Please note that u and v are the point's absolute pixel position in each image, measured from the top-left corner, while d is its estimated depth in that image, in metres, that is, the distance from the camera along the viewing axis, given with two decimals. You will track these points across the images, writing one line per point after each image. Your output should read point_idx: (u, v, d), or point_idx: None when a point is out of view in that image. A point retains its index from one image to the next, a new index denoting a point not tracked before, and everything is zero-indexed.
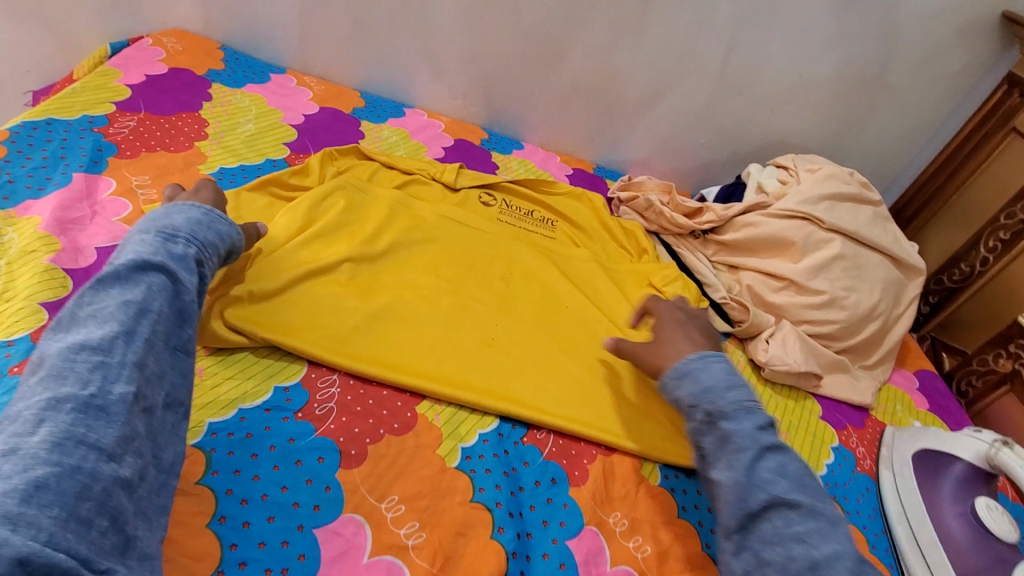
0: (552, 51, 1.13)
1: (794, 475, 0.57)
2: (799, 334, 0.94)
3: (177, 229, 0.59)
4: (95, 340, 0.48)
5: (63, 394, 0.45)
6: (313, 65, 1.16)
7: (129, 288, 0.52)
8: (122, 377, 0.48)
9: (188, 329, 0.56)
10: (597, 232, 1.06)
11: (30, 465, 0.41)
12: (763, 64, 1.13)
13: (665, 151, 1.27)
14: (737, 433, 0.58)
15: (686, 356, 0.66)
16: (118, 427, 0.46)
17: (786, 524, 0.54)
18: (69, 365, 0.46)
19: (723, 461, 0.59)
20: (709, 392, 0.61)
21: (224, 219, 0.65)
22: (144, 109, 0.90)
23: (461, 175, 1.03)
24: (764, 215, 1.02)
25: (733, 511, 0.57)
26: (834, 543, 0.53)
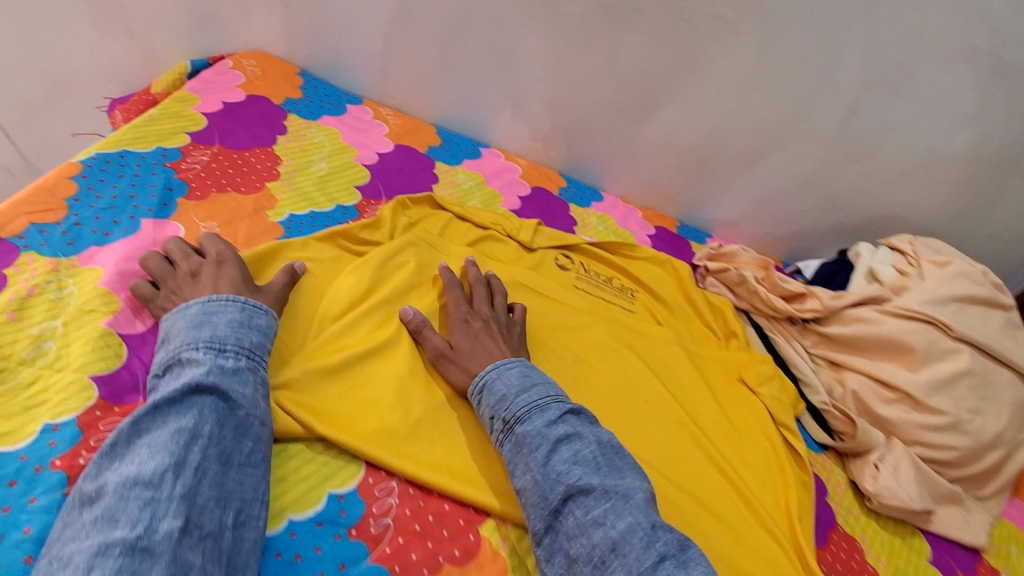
0: (647, 101, 1.03)
1: (589, 460, 0.60)
2: (913, 460, 0.82)
3: (224, 339, 0.57)
4: (146, 474, 0.47)
5: (113, 538, 0.43)
6: (390, 95, 1.11)
7: (180, 412, 0.51)
8: (171, 512, 0.46)
9: (248, 441, 0.54)
10: (681, 307, 0.96)
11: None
12: (887, 133, 1.00)
13: (759, 214, 1.15)
14: (527, 434, 0.61)
15: (481, 367, 0.68)
16: (165, 567, 0.44)
17: (584, 512, 0.56)
18: (121, 505, 0.45)
19: (521, 466, 0.60)
20: (503, 400, 0.64)
21: (263, 311, 0.62)
22: (218, 142, 0.86)
23: (537, 233, 0.95)
24: (879, 311, 0.90)
25: (538, 514, 0.57)
26: (627, 517, 0.55)
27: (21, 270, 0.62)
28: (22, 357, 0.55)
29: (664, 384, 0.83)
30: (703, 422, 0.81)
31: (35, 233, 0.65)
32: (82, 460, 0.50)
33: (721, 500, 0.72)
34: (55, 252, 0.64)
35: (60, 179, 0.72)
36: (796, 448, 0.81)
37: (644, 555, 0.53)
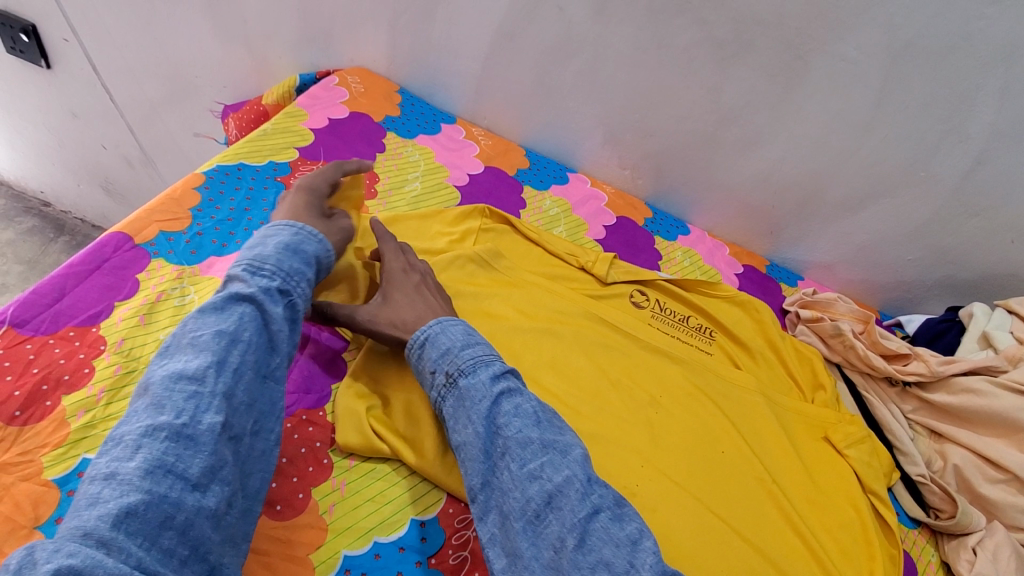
0: (747, 136, 0.99)
1: (529, 414, 0.59)
2: (1016, 548, 0.74)
3: (265, 259, 0.59)
4: (190, 369, 0.49)
5: (159, 423, 0.45)
6: (482, 115, 1.13)
7: (223, 317, 0.53)
8: (213, 406, 0.48)
9: (276, 357, 0.56)
10: (763, 353, 0.91)
11: (124, 493, 0.42)
12: (1018, 186, 0.91)
13: (859, 260, 1.08)
14: (470, 387, 0.60)
15: (423, 323, 0.66)
16: (205, 456, 0.46)
17: (520, 465, 0.55)
18: (166, 394, 0.47)
19: (462, 420, 0.59)
20: (447, 354, 0.62)
21: (313, 240, 0.65)
22: (324, 157, 0.91)
23: (612, 267, 0.92)
24: (992, 383, 0.83)
25: (476, 467, 0.57)
26: (564, 471, 0.55)
27: (151, 275, 0.67)
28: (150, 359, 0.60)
29: (735, 427, 0.79)
30: (779, 475, 0.76)
31: (163, 240, 0.71)
32: None
33: (774, 536, 0.70)
34: (180, 261, 0.70)
35: (186, 189, 0.77)
36: (886, 519, 0.74)
37: (580, 506, 0.53)
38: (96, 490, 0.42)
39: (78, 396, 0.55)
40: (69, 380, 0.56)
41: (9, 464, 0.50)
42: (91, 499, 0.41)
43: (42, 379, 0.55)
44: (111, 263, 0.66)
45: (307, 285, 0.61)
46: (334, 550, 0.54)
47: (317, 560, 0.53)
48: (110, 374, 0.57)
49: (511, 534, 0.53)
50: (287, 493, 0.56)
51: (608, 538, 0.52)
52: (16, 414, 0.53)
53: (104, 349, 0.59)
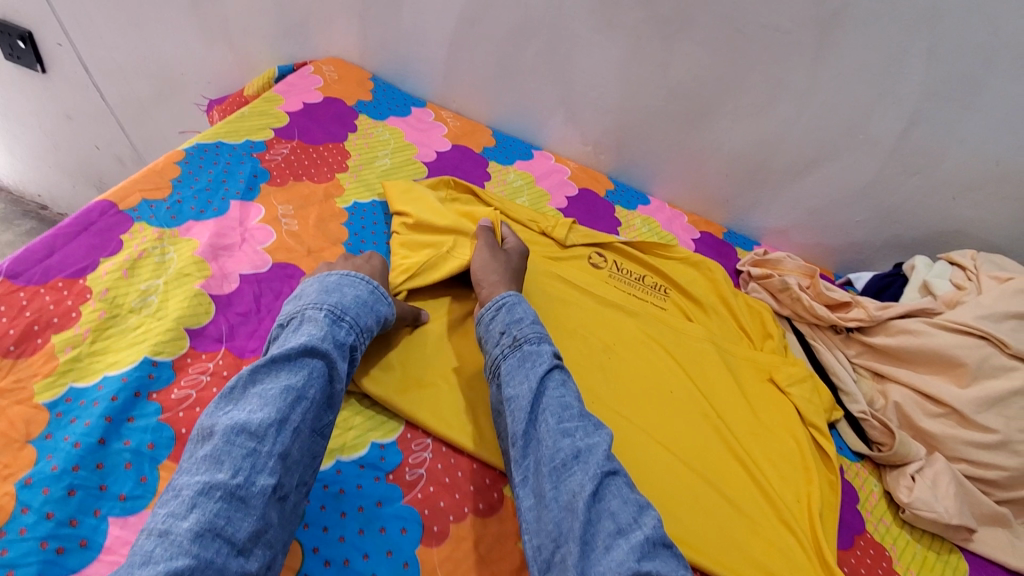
0: (697, 108, 1.05)
1: (574, 389, 0.66)
2: (955, 475, 0.78)
3: (343, 310, 0.64)
4: (253, 425, 0.52)
5: (215, 481, 0.49)
6: (452, 99, 1.20)
7: (294, 371, 0.57)
8: (267, 468, 0.51)
9: (331, 413, 0.59)
10: (715, 309, 0.96)
11: (173, 556, 0.44)
12: (951, 143, 0.97)
13: (811, 223, 1.14)
14: (534, 352, 0.67)
15: (501, 293, 0.75)
16: (253, 520, 0.49)
17: (557, 421, 0.61)
18: (228, 450, 0.51)
19: (519, 377, 0.65)
20: (517, 322, 0.70)
21: (385, 300, 0.69)
22: (298, 137, 0.97)
23: (572, 231, 0.98)
24: (928, 324, 0.87)
25: (520, 417, 0.62)
26: (595, 437, 0.61)
27: (133, 237, 0.73)
28: (132, 306, 0.66)
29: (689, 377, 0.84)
30: (727, 416, 0.81)
31: (146, 207, 0.77)
32: (174, 395, 0.60)
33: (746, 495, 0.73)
34: (161, 225, 0.76)
35: (167, 164, 0.84)
36: (825, 450, 0.80)
37: (603, 464, 0.58)
38: (150, 547, 0.45)
39: (66, 334, 0.61)
40: (58, 322, 0.62)
41: (4, 390, 0.56)
42: (144, 556, 0.44)
43: (33, 321, 0.61)
44: (97, 226, 0.73)
45: (370, 340, 0.66)
46: None
47: None
48: (95, 318, 0.63)
49: (541, 476, 0.59)
50: None
51: (619, 495, 0.57)
52: (10, 348, 0.59)
53: (90, 297, 0.65)
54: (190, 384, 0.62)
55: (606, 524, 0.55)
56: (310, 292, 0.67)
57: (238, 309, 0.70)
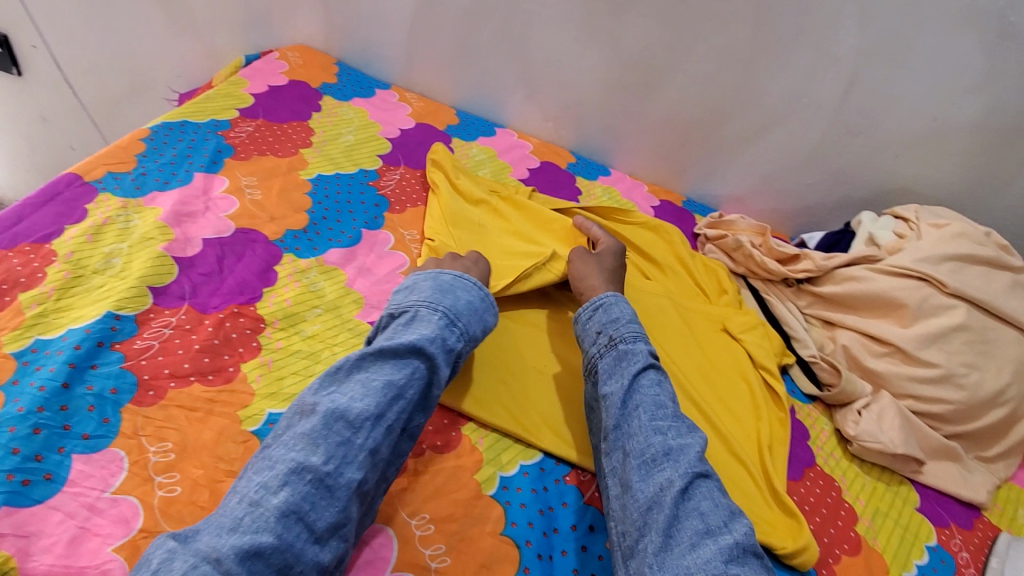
0: (649, 79, 1.09)
1: (668, 390, 0.67)
2: (901, 410, 0.82)
3: (457, 314, 0.65)
4: (352, 417, 0.54)
5: (308, 464, 0.51)
6: (416, 82, 1.23)
7: (398, 367, 0.59)
8: (356, 462, 0.53)
9: (423, 415, 0.61)
10: (673, 268, 1.00)
11: (259, 529, 0.47)
12: (889, 102, 1.01)
13: (765, 188, 1.18)
14: (630, 352, 0.68)
15: (600, 294, 0.77)
16: (335, 511, 0.51)
17: (650, 418, 0.63)
18: (325, 433, 0.53)
19: (615, 375, 0.67)
20: (615, 322, 0.72)
21: (493, 307, 0.70)
22: (262, 116, 1.00)
23: (532, 199, 1.01)
24: (871, 270, 0.91)
25: (613, 411, 0.64)
26: (686, 437, 0.62)
27: (98, 206, 0.75)
28: (96, 268, 0.68)
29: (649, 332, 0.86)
30: (687, 368, 0.83)
31: (111, 179, 0.79)
32: (137, 345, 0.62)
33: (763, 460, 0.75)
34: (125, 195, 0.78)
35: (132, 140, 0.86)
36: (775, 390, 0.84)
37: (695, 464, 0.59)
38: (240, 513, 0.48)
39: (32, 292, 0.64)
40: (25, 282, 0.64)
41: None
42: (233, 521, 0.47)
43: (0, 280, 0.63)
44: (64, 197, 0.75)
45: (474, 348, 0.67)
46: (260, 409, 0.61)
47: (244, 415, 0.60)
48: (60, 278, 0.66)
49: (628, 468, 0.60)
50: (218, 365, 0.63)
51: (710, 498, 0.57)
52: None
53: (55, 259, 0.68)
54: (153, 336, 0.64)
55: (694, 522, 0.55)
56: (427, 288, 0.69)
57: (200, 270, 0.72)
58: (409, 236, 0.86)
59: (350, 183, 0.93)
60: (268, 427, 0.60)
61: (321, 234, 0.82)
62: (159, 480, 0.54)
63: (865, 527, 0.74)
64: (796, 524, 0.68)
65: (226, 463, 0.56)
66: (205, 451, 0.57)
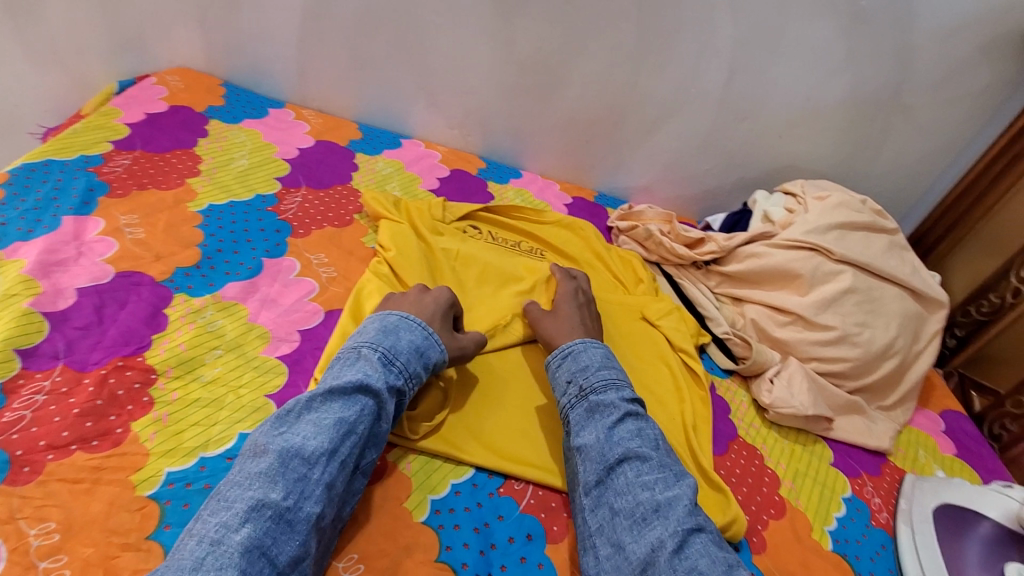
0: (546, 80, 1.11)
1: (650, 438, 0.64)
2: (806, 373, 0.87)
3: (398, 353, 0.63)
4: (306, 454, 0.53)
5: (267, 500, 0.50)
6: (312, 98, 1.19)
7: (347, 405, 0.57)
8: (315, 495, 0.52)
9: (374, 451, 0.60)
10: (591, 264, 1.01)
11: (222, 566, 0.46)
12: (768, 86, 1.08)
13: (668, 177, 1.23)
14: (602, 403, 0.66)
15: (569, 341, 0.75)
16: (296, 545, 0.50)
17: (635, 474, 0.60)
18: (282, 471, 0.52)
19: (589, 428, 0.65)
20: (585, 369, 0.69)
21: (439, 343, 0.68)
22: (141, 147, 0.93)
23: (446, 210, 0.98)
24: (768, 246, 0.97)
25: (594, 468, 0.62)
26: (675, 489, 0.59)
27: None
28: None
29: None
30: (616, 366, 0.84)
31: None
32: (5, 418, 0.55)
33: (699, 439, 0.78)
34: None
35: None
36: (694, 370, 0.87)
37: (685, 519, 0.57)
38: (201, 553, 0.46)
39: None
40: None
41: None
42: (194, 561, 0.46)
43: None
44: None
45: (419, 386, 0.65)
46: (158, 469, 0.56)
47: (137, 480, 0.54)
48: None
49: (616, 528, 0.58)
50: (105, 428, 0.57)
51: (706, 554, 0.55)
52: None
53: None
54: (24, 405, 0.57)
55: None
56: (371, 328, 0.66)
57: (76, 323, 0.65)
58: (316, 259, 0.82)
59: (246, 210, 0.87)
60: (168, 488, 0.55)
61: (216, 268, 0.77)
62: (44, 565, 0.48)
63: (787, 489, 0.78)
64: (724, 498, 0.71)
65: (120, 535, 0.51)
66: (95, 526, 0.51)
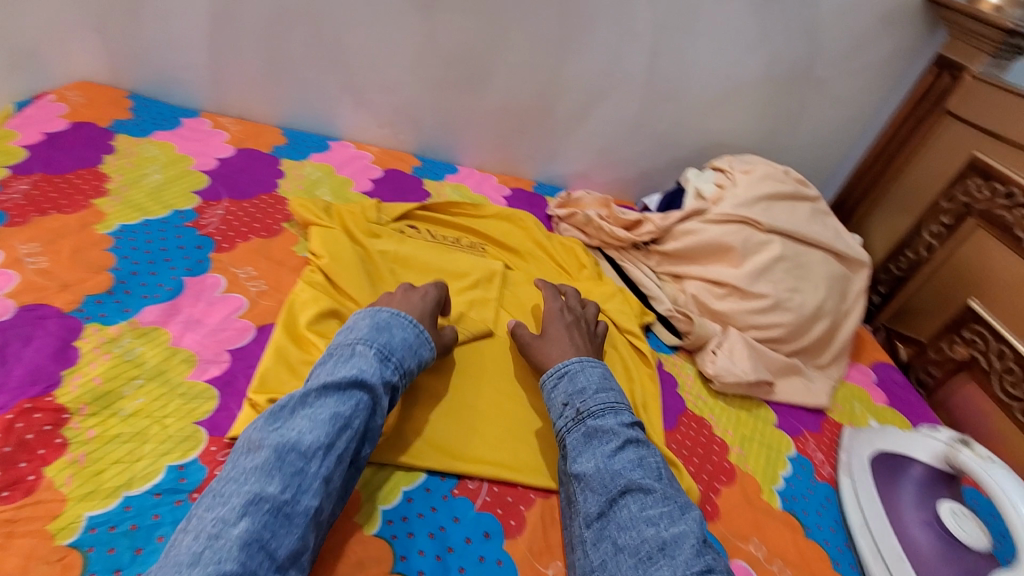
0: (473, 72, 1.09)
1: (651, 467, 0.63)
2: (746, 341, 0.91)
3: (391, 349, 0.64)
4: (303, 448, 0.53)
5: (265, 494, 0.50)
6: (229, 105, 1.12)
7: (342, 399, 0.57)
8: (312, 489, 0.52)
9: (370, 445, 0.60)
10: (534, 254, 1.01)
11: (221, 560, 0.46)
12: (690, 66, 1.11)
13: (603, 162, 1.24)
14: (601, 428, 0.65)
15: (564, 361, 0.74)
16: (295, 538, 0.50)
17: (640, 508, 0.59)
18: (279, 465, 0.52)
19: (588, 455, 0.64)
20: (582, 393, 0.69)
21: (430, 339, 0.69)
22: (39, 169, 0.85)
23: (381, 211, 0.95)
24: (702, 222, 1.00)
25: (595, 499, 0.60)
26: (680, 525, 0.58)
27: None
28: None
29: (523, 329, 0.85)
30: None
31: None
32: None
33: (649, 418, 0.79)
34: None
35: None
36: (640, 350, 0.88)
37: (694, 559, 0.55)
38: (199, 548, 0.46)
39: None
40: None
41: None
42: (193, 556, 0.46)
43: None
44: None
45: (413, 380, 0.65)
46: (77, 515, 0.52)
47: (54, 529, 0.50)
48: None
49: (620, 565, 0.56)
50: (14, 477, 0.53)
51: None
52: None
53: None
54: None
55: None
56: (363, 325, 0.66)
57: None
58: (243, 274, 0.78)
59: (163, 228, 0.82)
60: (90, 534, 0.51)
61: (131, 293, 0.72)
62: None
63: (736, 455, 0.80)
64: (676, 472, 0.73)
65: None
66: None
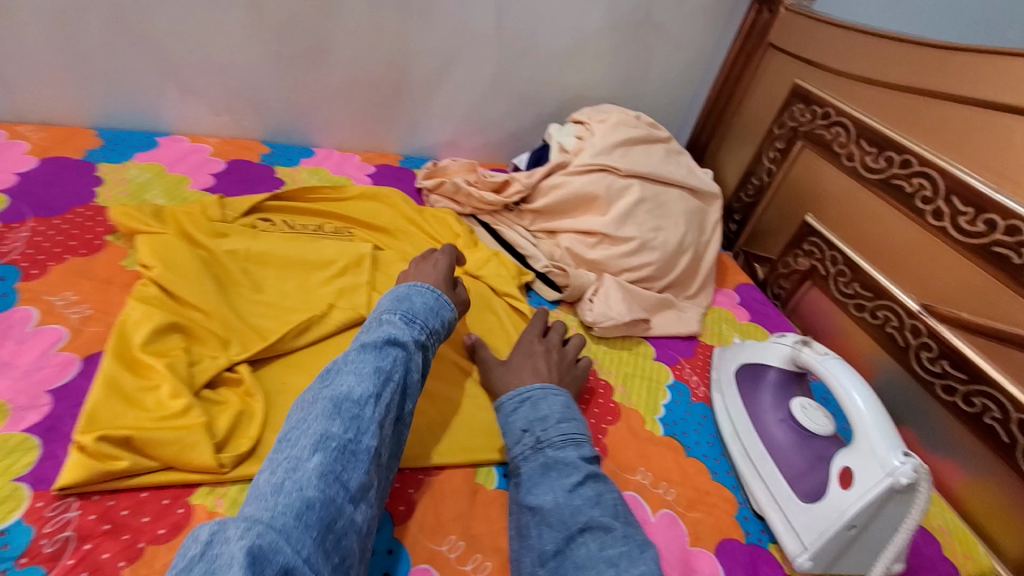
0: (311, 46, 1.01)
1: (611, 502, 0.61)
2: (619, 285, 0.95)
3: (416, 313, 0.66)
4: (354, 395, 0.54)
5: (331, 433, 0.51)
6: (23, 108, 0.96)
7: (381, 355, 0.59)
8: (371, 430, 0.53)
9: (410, 402, 0.61)
10: (404, 229, 0.98)
11: (304, 488, 0.46)
12: (537, 21, 1.10)
13: (469, 127, 1.22)
14: (561, 460, 0.63)
15: (529, 386, 0.72)
16: (361, 474, 0.50)
17: (599, 547, 0.56)
18: (338, 409, 0.52)
19: (545, 487, 0.61)
20: (542, 420, 0.67)
21: (449, 305, 0.72)
22: None
23: (227, 208, 0.87)
24: (566, 175, 1.02)
25: (553, 536, 0.58)
26: (641, 566, 0.54)
27: None
28: None
29: None
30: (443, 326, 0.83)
31: None
32: None
33: None
34: None
35: None
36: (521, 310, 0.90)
37: None
38: (279, 479, 0.47)
39: None
40: None
41: None
42: (274, 488, 0.46)
43: None
44: None
45: (438, 342, 0.68)
46: None
47: None
48: None
49: None
50: None
51: None
52: None
53: None
54: None
55: None
56: (383, 300, 0.69)
57: None
58: (61, 300, 0.68)
59: None
60: None
61: None
62: None
63: (620, 394, 0.84)
64: None
65: None
66: None
